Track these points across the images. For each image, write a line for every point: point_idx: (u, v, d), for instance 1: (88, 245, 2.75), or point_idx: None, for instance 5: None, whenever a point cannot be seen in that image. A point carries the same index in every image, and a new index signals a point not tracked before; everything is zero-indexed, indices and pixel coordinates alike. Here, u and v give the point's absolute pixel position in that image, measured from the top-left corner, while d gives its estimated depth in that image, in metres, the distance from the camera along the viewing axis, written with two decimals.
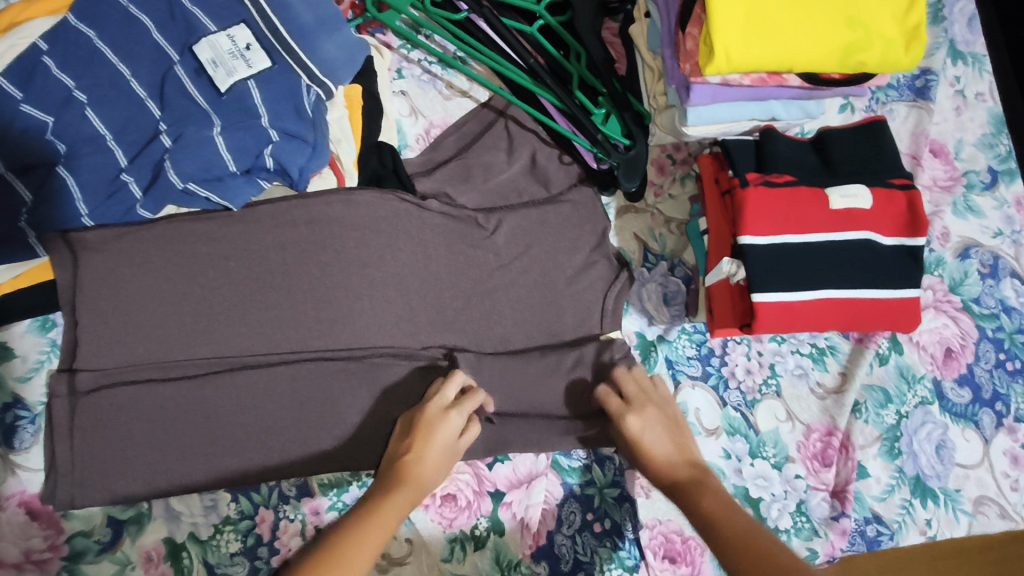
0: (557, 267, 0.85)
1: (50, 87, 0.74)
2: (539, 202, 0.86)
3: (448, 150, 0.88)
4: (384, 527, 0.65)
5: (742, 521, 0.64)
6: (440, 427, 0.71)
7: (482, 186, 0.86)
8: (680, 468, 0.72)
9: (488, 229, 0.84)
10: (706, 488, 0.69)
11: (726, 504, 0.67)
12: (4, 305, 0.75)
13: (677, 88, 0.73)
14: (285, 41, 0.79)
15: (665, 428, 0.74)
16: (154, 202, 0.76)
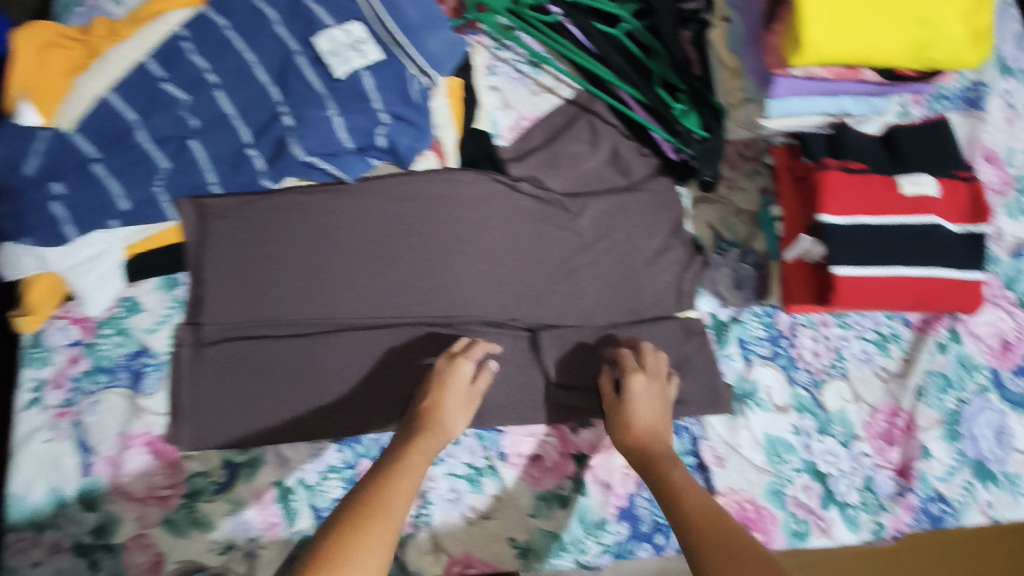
0: (636, 249, 0.90)
1: (187, 69, 0.83)
2: (620, 189, 0.92)
3: (535, 139, 0.94)
4: (414, 471, 0.69)
5: (707, 513, 0.64)
6: (456, 383, 0.77)
7: (569, 172, 0.91)
8: (652, 438, 0.74)
9: (573, 212, 0.90)
10: (667, 461, 0.72)
11: (691, 485, 0.69)
12: (139, 262, 0.84)
13: (757, 82, 0.78)
14: (394, 36, 0.88)
15: (658, 405, 0.77)
16: (276, 172, 0.83)
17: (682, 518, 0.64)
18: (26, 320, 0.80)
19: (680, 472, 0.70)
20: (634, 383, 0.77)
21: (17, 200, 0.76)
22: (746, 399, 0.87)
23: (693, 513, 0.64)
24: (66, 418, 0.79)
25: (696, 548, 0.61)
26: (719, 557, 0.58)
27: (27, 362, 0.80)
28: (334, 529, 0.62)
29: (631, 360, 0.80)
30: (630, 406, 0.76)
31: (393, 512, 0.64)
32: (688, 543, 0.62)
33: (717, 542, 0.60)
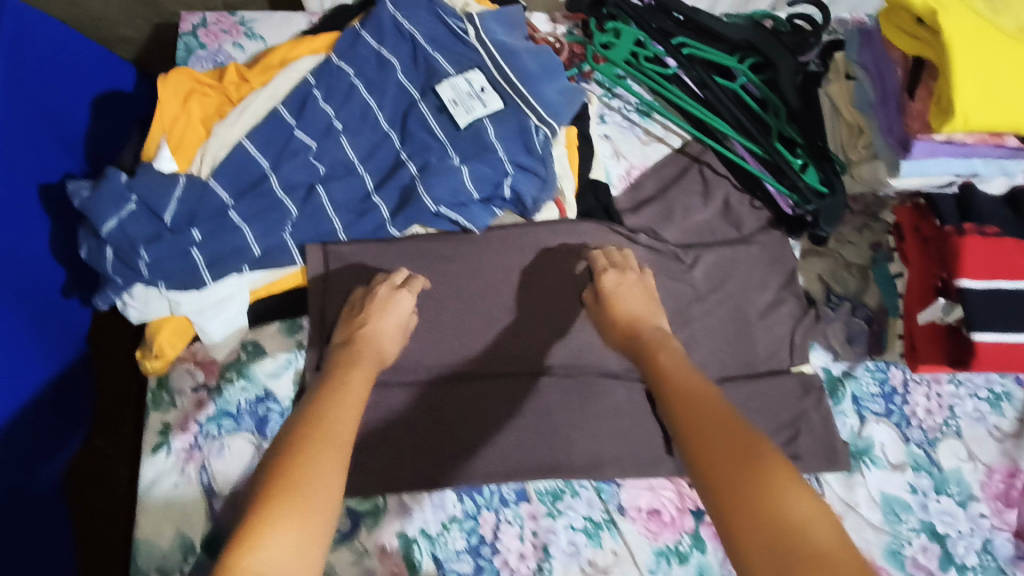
0: (749, 302, 0.90)
1: (317, 117, 0.85)
2: (732, 241, 0.92)
3: (648, 190, 0.94)
4: (358, 398, 0.68)
5: (690, 390, 0.64)
6: (393, 313, 0.79)
7: (683, 225, 0.92)
8: (635, 327, 0.77)
9: (686, 263, 0.90)
10: (656, 348, 0.72)
11: (678, 368, 0.69)
12: (264, 305, 0.85)
13: (892, 143, 0.79)
14: (514, 85, 0.89)
15: (642, 307, 0.79)
16: (404, 219, 0.84)
17: (673, 398, 0.64)
18: (154, 363, 0.81)
19: (672, 359, 0.70)
20: (606, 280, 0.82)
21: (158, 244, 0.76)
22: (862, 457, 0.87)
23: (678, 392, 0.65)
24: (192, 462, 0.79)
25: (681, 426, 0.61)
26: (701, 433, 0.58)
27: (155, 405, 0.81)
28: (303, 422, 0.62)
29: (603, 260, 0.84)
30: (612, 302, 0.80)
31: (355, 410, 0.66)
32: (676, 422, 0.62)
33: (699, 417, 0.60)
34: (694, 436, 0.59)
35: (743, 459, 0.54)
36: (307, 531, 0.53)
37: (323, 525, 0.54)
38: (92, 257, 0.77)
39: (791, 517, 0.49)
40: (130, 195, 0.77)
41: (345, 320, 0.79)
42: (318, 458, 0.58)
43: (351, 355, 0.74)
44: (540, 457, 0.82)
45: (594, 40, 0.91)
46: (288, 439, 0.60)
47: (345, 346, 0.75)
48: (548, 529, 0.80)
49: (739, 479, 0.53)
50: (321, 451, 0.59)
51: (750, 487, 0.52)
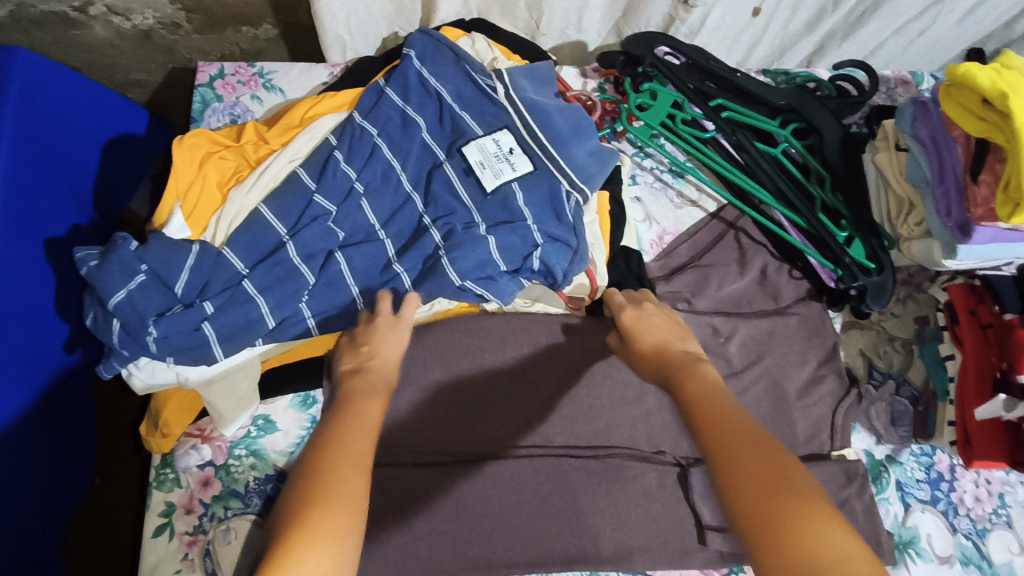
0: (786, 377, 0.85)
1: (338, 179, 0.81)
2: (768, 312, 0.87)
3: (680, 257, 0.90)
4: (370, 418, 0.61)
5: (721, 410, 0.57)
6: (399, 334, 0.73)
7: (716, 295, 0.87)
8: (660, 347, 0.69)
9: (722, 336, 0.85)
10: (682, 365, 0.65)
11: (703, 385, 0.62)
12: (274, 377, 0.81)
13: (952, 227, 0.74)
14: (545, 147, 0.86)
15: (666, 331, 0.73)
16: (425, 291, 0.78)
17: (695, 409, 0.58)
18: (159, 442, 0.77)
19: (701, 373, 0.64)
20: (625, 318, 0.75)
21: (167, 318, 0.71)
22: (908, 548, 0.81)
23: (704, 402, 0.59)
24: (196, 547, 0.74)
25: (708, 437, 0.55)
26: (732, 452, 0.53)
27: (157, 484, 0.76)
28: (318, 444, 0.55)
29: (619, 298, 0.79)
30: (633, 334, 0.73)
31: (370, 427, 0.60)
32: (699, 435, 0.56)
33: (729, 430, 0.55)
34: (727, 451, 0.53)
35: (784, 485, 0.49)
36: (327, 566, 0.47)
37: (348, 557, 0.49)
38: (98, 328, 0.74)
39: (840, 565, 0.44)
40: (140, 266, 0.73)
41: (348, 344, 0.72)
42: (336, 489, 0.52)
43: (364, 386, 0.65)
44: (563, 546, 0.76)
45: (630, 100, 0.89)
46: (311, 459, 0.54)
47: (358, 376, 0.67)
48: None
49: (778, 506, 0.48)
50: (335, 483, 0.52)
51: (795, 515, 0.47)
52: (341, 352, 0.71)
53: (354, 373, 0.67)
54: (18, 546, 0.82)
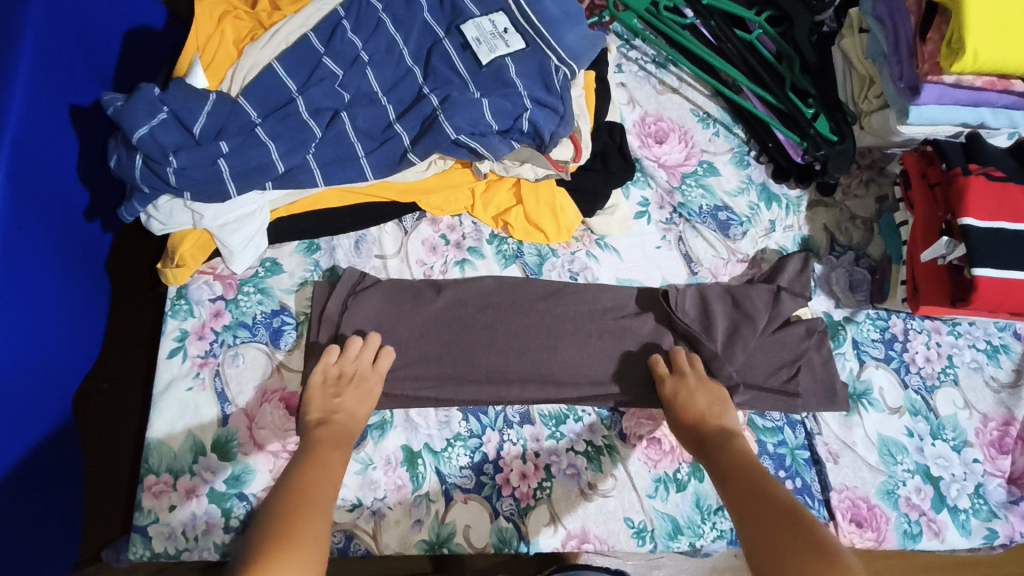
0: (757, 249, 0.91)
1: (345, 47, 0.88)
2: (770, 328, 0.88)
3: (688, 315, 0.88)
4: (332, 464, 0.71)
5: (755, 487, 0.67)
6: (370, 382, 0.80)
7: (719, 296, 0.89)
8: (700, 426, 0.78)
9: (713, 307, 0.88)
10: (719, 444, 0.75)
11: (737, 462, 0.72)
12: (283, 225, 0.88)
13: (904, 88, 0.82)
14: (536, 26, 0.91)
15: (702, 406, 0.79)
16: (423, 147, 0.83)
17: (729, 489, 0.69)
18: (176, 272, 0.85)
19: (732, 449, 0.74)
20: (670, 389, 0.81)
21: (186, 152, 0.78)
22: (861, 398, 0.88)
23: (738, 485, 0.68)
24: (207, 367, 0.82)
25: (741, 519, 0.64)
26: (760, 525, 0.62)
27: (173, 313, 0.85)
28: (261, 547, 0.58)
29: (663, 366, 0.83)
30: (681, 410, 0.79)
31: (330, 475, 0.69)
32: (736, 512, 0.66)
33: (760, 510, 0.64)
34: (756, 530, 0.62)
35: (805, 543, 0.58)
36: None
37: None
38: (121, 165, 0.79)
39: None
40: (162, 107, 0.79)
41: (320, 391, 0.78)
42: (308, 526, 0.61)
43: (328, 435, 0.74)
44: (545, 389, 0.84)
45: None
46: (279, 505, 0.63)
47: (324, 426, 0.75)
48: (549, 451, 0.83)
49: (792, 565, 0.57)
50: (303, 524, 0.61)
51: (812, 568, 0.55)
52: (311, 399, 0.77)
53: (321, 423, 0.75)
54: (42, 391, 0.85)
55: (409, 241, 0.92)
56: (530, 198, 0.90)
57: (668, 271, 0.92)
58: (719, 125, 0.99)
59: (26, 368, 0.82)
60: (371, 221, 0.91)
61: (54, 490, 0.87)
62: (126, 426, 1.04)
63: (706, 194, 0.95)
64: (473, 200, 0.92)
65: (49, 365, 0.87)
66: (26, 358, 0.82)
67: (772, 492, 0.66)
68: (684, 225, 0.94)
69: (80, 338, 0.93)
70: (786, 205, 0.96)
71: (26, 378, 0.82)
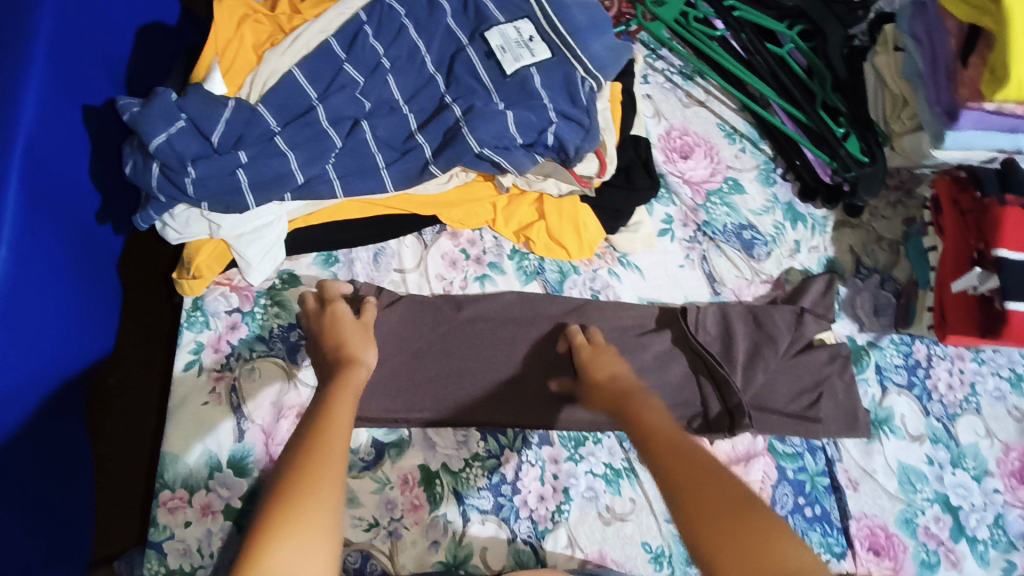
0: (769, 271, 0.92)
1: (367, 53, 0.86)
2: (792, 352, 0.87)
3: (708, 335, 0.86)
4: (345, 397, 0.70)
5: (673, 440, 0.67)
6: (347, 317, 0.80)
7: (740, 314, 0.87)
8: (614, 390, 0.77)
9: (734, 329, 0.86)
10: (637, 401, 0.74)
11: (654, 418, 0.71)
12: (300, 236, 0.86)
13: (940, 112, 0.79)
14: (563, 36, 0.88)
15: (610, 369, 0.80)
16: (445, 159, 0.82)
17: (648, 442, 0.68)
18: (192, 284, 0.83)
19: (651, 411, 0.72)
20: (583, 354, 0.82)
21: (204, 161, 0.76)
22: (882, 425, 0.87)
23: (662, 445, 0.67)
24: (222, 382, 0.81)
25: (672, 481, 0.63)
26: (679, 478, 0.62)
27: (188, 325, 0.83)
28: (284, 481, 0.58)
29: (579, 338, 0.84)
30: (589, 373, 0.80)
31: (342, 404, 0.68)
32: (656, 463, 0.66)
33: (689, 470, 0.63)
34: (691, 494, 0.60)
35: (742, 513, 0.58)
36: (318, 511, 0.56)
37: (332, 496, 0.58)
38: (137, 173, 0.77)
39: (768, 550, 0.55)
40: (180, 113, 0.77)
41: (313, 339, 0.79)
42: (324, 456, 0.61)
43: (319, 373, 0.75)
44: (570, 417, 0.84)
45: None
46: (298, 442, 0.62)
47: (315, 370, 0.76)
48: (568, 473, 0.82)
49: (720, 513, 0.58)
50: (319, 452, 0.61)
51: (758, 547, 0.55)
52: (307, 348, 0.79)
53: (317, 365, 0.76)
54: (49, 400, 0.84)
55: (429, 256, 0.90)
56: (554, 214, 0.88)
57: (691, 291, 0.90)
58: (746, 140, 0.97)
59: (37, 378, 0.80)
60: (390, 234, 0.89)
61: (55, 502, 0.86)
62: (141, 427, 1.03)
63: (731, 213, 0.94)
64: (495, 214, 0.90)
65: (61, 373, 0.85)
66: (38, 367, 0.80)
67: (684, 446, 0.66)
68: (708, 244, 0.92)
69: (90, 344, 0.91)
70: (812, 225, 0.94)
71: (37, 387, 0.81)
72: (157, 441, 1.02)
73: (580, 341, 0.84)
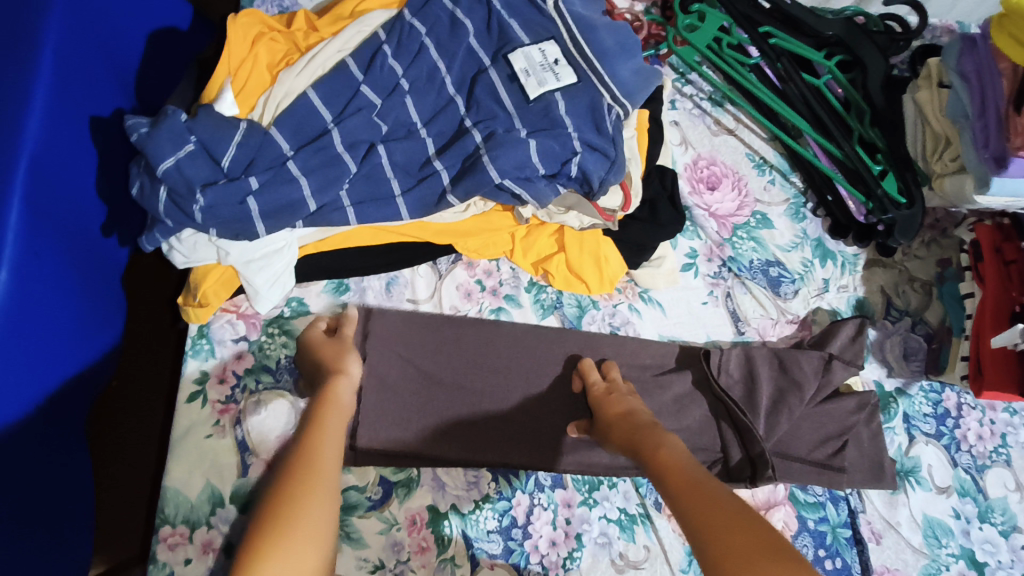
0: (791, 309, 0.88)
1: (385, 74, 0.82)
2: (817, 399, 0.84)
3: (731, 378, 0.83)
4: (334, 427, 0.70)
5: (696, 477, 0.64)
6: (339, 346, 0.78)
7: (763, 360, 0.84)
8: (629, 424, 0.74)
9: (758, 375, 0.83)
10: (655, 436, 0.71)
11: (672, 453, 0.68)
12: (312, 263, 0.83)
13: (989, 158, 0.76)
14: (589, 59, 0.84)
15: (621, 406, 0.77)
16: (463, 188, 0.77)
17: (667, 476, 0.66)
18: (198, 311, 0.80)
19: (669, 445, 0.69)
20: (594, 392, 0.80)
21: (214, 188, 0.72)
22: (908, 476, 0.84)
23: (682, 484, 0.64)
24: (227, 415, 0.79)
25: (693, 523, 0.60)
26: (699, 511, 0.60)
27: (193, 353, 0.81)
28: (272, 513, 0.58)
29: (595, 374, 0.81)
30: (604, 413, 0.77)
31: (333, 430, 0.69)
32: (677, 501, 0.63)
33: (708, 511, 0.59)
34: (715, 532, 0.57)
35: (770, 555, 0.54)
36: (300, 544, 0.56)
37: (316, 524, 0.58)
38: (143, 196, 0.73)
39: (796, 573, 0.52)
40: (189, 137, 0.73)
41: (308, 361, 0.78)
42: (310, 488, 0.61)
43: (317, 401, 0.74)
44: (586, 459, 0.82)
45: (677, 22, 0.87)
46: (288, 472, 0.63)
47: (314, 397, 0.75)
48: (581, 518, 0.80)
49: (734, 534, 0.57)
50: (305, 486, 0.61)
51: None
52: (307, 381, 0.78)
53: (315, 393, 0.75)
54: None
55: (443, 286, 0.88)
56: (575, 247, 0.85)
57: (715, 330, 0.87)
58: (776, 172, 0.94)
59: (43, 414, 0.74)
60: (405, 263, 0.86)
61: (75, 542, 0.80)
62: (148, 437, 0.98)
63: (758, 248, 0.90)
64: (513, 245, 0.87)
65: (62, 405, 0.79)
66: (44, 400, 0.76)
67: (702, 479, 0.64)
68: (734, 281, 0.89)
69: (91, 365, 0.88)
70: (842, 263, 0.91)
71: (41, 425, 0.75)
72: (163, 451, 0.97)
73: (597, 380, 0.81)
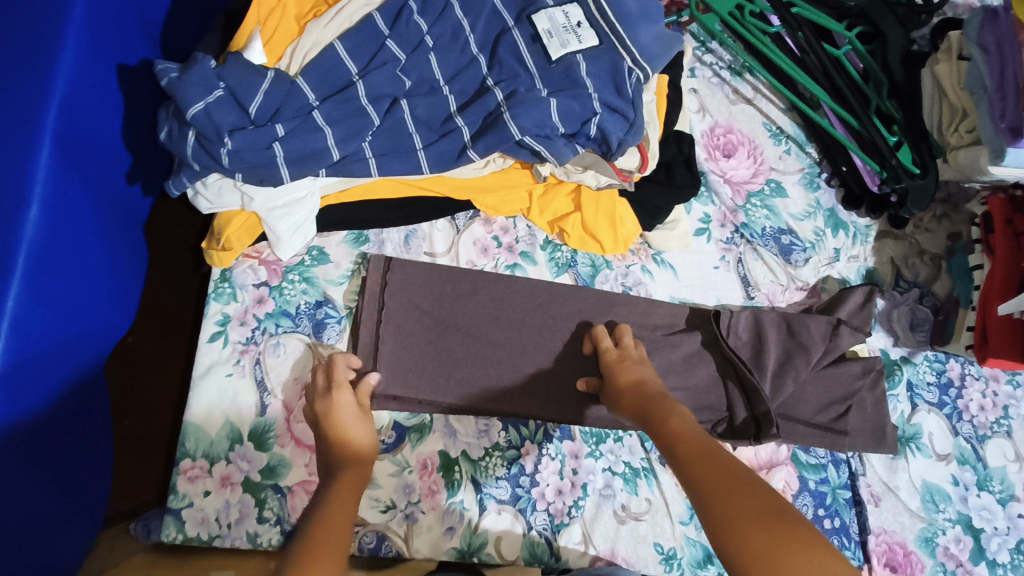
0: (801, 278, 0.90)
1: (410, 30, 0.82)
2: (824, 364, 0.85)
3: (740, 341, 0.85)
4: (347, 502, 0.67)
5: (704, 446, 0.66)
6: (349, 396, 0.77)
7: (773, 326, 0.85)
8: (640, 395, 0.75)
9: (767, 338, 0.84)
10: (666, 405, 0.73)
11: (683, 423, 0.70)
12: (333, 213, 0.85)
13: (1006, 128, 0.77)
14: (612, 23, 0.83)
15: (631, 368, 0.79)
16: (484, 144, 0.79)
17: (676, 444, 0.68)
18: (221, 255, 0.83)
19: (678, 416, 0.71)
20: (607, 357, 0.81)
21: (242, 133, 0.73)
22: (909, 442, 0.86)
23: (692, 451, 0.66)
24: (247, 355, 0.81)
25: (700, 488, 0.62)
26: (705, 479, 0.62)
27: (216, 296, 0.83)
28: None
29: (608, 341, 0.83)
30: (615, 376, 0.79)
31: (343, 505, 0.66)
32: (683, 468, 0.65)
33: (718, 482, 0.61)
34: (722, 501, 0.60)
35: (766, 523, 0.56)
36: None
37: None
38: (171, 140, 0.75)
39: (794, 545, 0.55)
40: (219, 82, 0.74)
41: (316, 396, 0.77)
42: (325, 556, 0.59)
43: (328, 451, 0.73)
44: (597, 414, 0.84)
45: None
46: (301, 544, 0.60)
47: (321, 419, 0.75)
48: (587, 469, 0.82)
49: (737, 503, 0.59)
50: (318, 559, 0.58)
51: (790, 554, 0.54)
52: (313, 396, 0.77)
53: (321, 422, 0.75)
54: None
55: (460, 241, 0.90)
56: (591, 206, 0.87)
57: (724, 294, 0.89)
58: (792, 142, 0.96)
59: (73, 350, 0.76)
60: (424, 217, 0.88)
61: (99, 477, 0.82)
62: (167, 381, 1.01)
63: (771, 216, 0.92)
64: (530, 203, 0.89)
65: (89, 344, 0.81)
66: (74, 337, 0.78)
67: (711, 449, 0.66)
68: (745, 247, 0.91)
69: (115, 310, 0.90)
70: (853, 234, 0.93)
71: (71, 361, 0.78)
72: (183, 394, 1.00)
73: (609, 346, 0.82)
